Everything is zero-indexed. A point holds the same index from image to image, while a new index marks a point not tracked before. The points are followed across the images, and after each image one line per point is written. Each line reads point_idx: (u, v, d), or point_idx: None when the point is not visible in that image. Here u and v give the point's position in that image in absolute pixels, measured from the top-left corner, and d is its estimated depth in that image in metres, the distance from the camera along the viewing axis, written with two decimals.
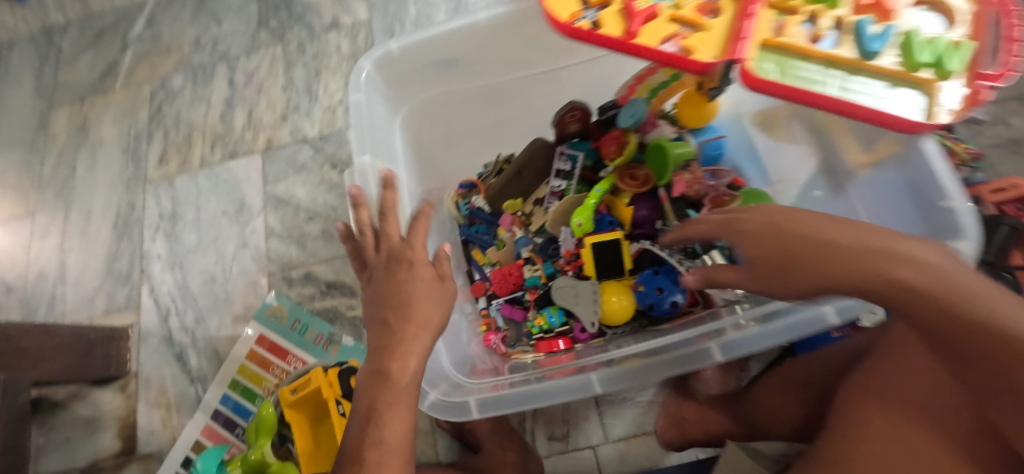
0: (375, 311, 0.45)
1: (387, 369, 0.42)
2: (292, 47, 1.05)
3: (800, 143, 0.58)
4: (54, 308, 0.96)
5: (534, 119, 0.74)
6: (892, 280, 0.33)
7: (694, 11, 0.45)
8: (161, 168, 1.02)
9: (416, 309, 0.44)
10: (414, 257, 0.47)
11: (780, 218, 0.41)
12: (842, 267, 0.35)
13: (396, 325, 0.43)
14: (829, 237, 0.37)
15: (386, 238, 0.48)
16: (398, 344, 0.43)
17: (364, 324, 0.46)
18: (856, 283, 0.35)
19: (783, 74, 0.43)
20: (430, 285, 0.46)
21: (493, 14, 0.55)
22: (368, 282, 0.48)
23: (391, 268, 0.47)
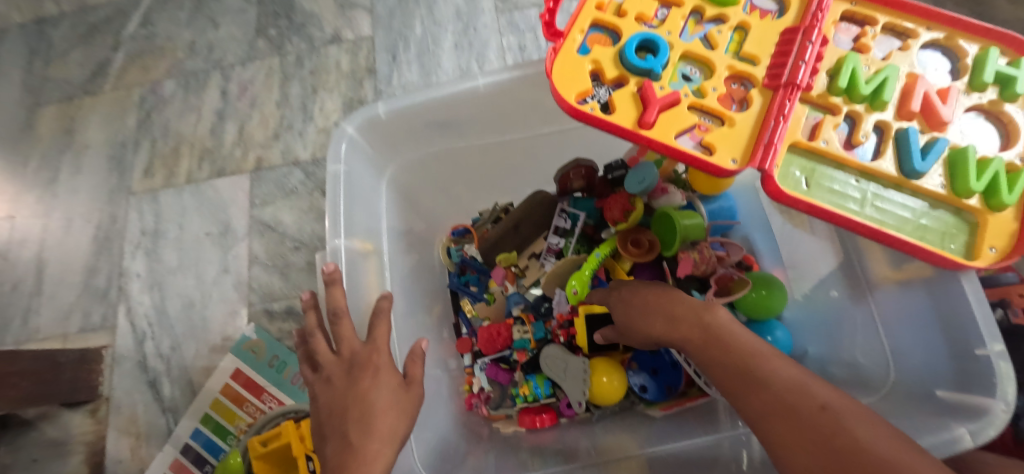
0: (334, 424, 0.37)
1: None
2: (289, 59, 1.00)
3: (819, 236, 0.52)
4: (28, 322, 0.93)
5: (534, 170, 0.69)
6: (739, 369, 0.39)
7: (719, 100, 0.40)
8: (146, 180, 0.98)
9: (382, 424, 0.36)
10: (382, 361, 0.38)
11: (672, 301, 0.47)
12: (705, 353, 0.42)
13: (358, 441, 0.35)
14: (704, 328, 0.43)
15: (346, 342, 0.39)
16: (357, 465, 0.34)
17: (321, 440, 0.37)
18: (713, 369, 0.41)
19: (811, 186, 0.38)
20: (397, 394, 0.37)
21: (494, 80, 0.50)
22: (322, 387, 0.39)
23: (354, 375, 0.38)
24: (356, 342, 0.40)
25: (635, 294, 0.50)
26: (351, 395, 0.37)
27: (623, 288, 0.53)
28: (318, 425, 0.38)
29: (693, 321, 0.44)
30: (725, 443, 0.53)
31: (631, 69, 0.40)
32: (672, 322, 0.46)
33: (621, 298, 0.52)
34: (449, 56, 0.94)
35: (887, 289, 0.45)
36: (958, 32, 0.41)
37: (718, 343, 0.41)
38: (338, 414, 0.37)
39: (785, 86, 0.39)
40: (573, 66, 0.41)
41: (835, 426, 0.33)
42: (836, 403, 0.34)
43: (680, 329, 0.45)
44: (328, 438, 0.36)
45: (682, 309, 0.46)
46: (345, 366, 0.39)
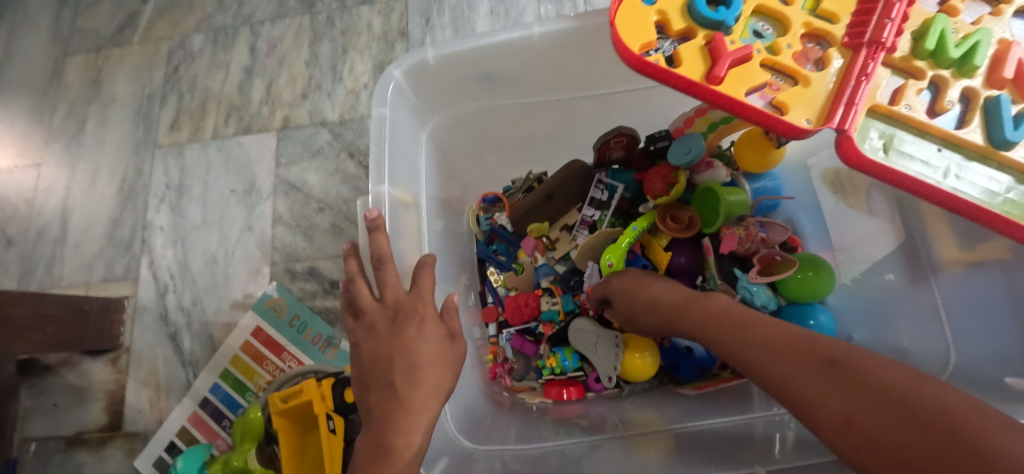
0: (377, 373, 0.36)
1: (388, 446, 0.33)
2: (320, 18, 0.98)
3: (877, 216, 0.49)
4: (52, 270, 0.93)
5: (571, 139, 0.67)
6: (757, 340, 0.40)
7: (793, 58, 0.38)
8: (172, 134, 0.97)
9: (429, 376, 0.35)
10: (427, 312, 0.37)
11: (685, 296, 0.50)
12: (720, 332, 0.43)
13: (403, 391, 0.35)
14: (719, 314, 0.45)
15: (390, 289, 0.38)
16: (402, 415, 0.34)
17: (365, 387, 0.36)
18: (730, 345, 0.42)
19: (888, 151, 0.35)
20: (442, 347, 0.37)
21: (550, 29, 0.49)
22: (365, 335, 0.38)
23: (397, 324, 0.37)
24: (400, 290, 0.39)
25: (641, 283, 0.53)
26: (395, 346, 0.36)
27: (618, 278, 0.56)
28: (360, 373, 0.37)
29: (708, 310, 0.46)
30: (758, 423, 0.52)
31: (702, 21, 0.38)
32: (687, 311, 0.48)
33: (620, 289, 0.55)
34: (484, 21, 0.91)
35: (952, 273, 0.43)
36: None
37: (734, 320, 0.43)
38: (381, 364, 0.36)
39: (869, 45, 0.37)
40: (637, 15, 0.39)
41: (860, 370, 0.33)
42: (854, 353, 0.34)
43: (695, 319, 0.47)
44: (373, 388, 0.36)
45: (695, 301, 0.48)
46: (388, 315, 0.38)
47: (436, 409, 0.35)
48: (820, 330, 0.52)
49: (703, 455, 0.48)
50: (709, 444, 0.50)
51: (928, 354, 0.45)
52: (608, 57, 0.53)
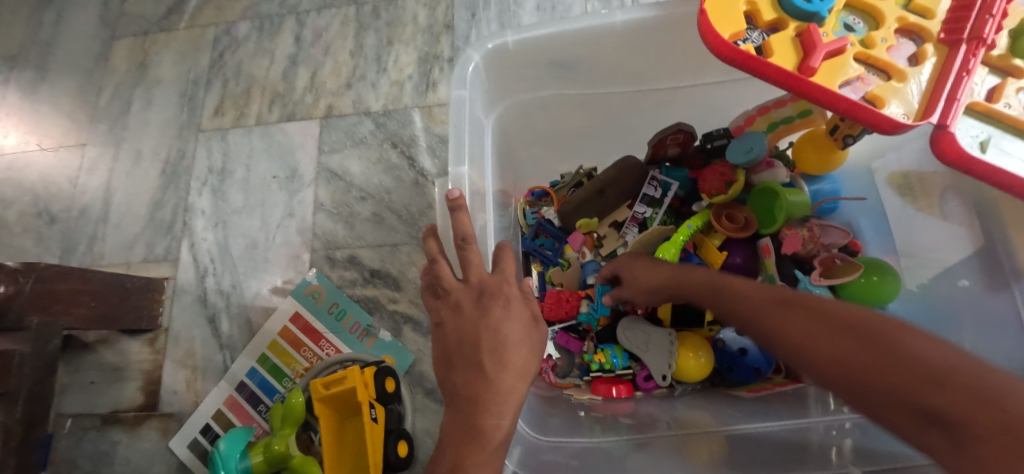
0: (464, 353, 0.36)
1: (478, 426, 0.33)
2: (366, 9, 0.99)
3: (952, 220, 0.48)
4: (93, 248, 0.94)
5: (624, 134, 0.67)
6: (758, 311, 0.39)
7: (888, 52, 0.36)
8: (216, 119, 0.98)
9: (516, 356, 0.35)
10: (512, 294, 0.38)
11: (692, 276, 0.50)
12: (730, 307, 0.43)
13: (492, 371, 0.34)
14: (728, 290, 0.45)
15: (474, 269, 0.38)
16: (492, 395, 0.34)
17: (450, 365, 0.37)
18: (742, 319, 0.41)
19: (987, 148, 0.34)
20: (527, 329, 0.37)
21: (631, 18, 0.49)
22: (449, 313, 0.38)
23: (482, 304, 0.37)
24: (483, 271, 0.39)
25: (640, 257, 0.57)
26: (483, 325, 0.36)
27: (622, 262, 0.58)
28: (445, 352, 0.37)
29: (715, 289, 0.46)
30: (814, 430, 0.50)
31: (793, 12, 0.37)
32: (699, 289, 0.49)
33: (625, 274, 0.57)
34: (531, 15, 0.91)
35: None
36: None
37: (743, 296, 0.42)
38: (467, 344, 0.37)
39: (969, 41, 0.35)
40: (726, 5, 0.38)
41: (872, 327, 0.32)
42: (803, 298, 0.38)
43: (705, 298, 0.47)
44: (460, 367, 0.36)
45: (702, 280, 0.48)
46: (471, 294, 0.38)
47: (522, 391, 0.36)
48: None
49: (761, 458, 0.47)
50: (767, 448, 0.49)
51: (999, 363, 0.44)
52: (680, 48, 0.52)
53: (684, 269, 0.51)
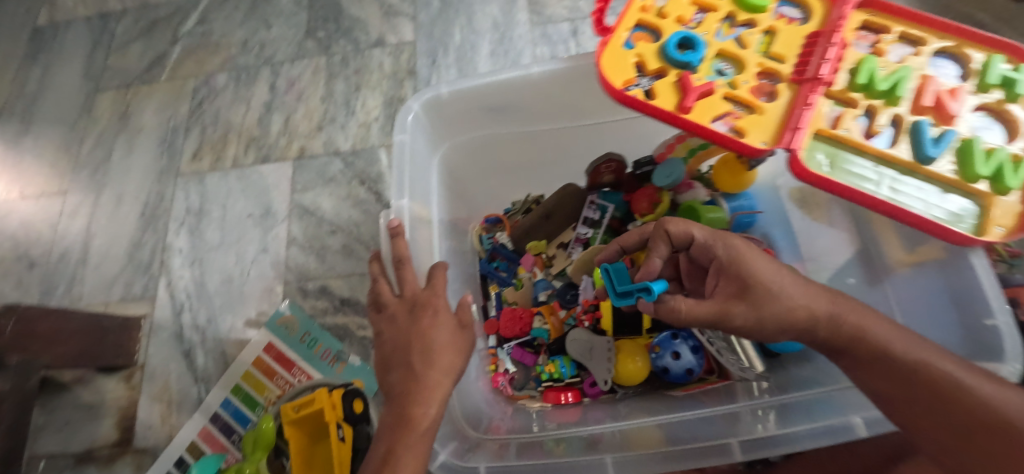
0: (399, 357, 0.41)
1: (408, 416, 0.38)
2: (336, 59, 1.07)
3: (837, 226, 0.55)
4: (72, 290, 0.97)
5: (564, 165, 0.74)
6: (952, 419, 0.37)
7: (750, 91, 0.44)
8: (194, 163, 1.04)
9: (442, 358, 0.40)
10: (440, 305, 0.43)
11: (863, 336, 0.40)
12: (905, 386, 0.38)
13: (420, 370, 0.40)
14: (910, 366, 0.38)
15: (408, 285, 0.44)
16: (420, 389, 0.39)
17: (387, 369, 0.42)
18: (918, 406, 0.38)
19: (834, 167, 0.42)
20: (453, 334, 0.42)
21: (547, 68, 0.56)
22: (387, 324, 0.44)
23: (414, 314, 0.43)
24: (417, 286, 0.45)
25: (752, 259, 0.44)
26: (414, 331, 0.41)
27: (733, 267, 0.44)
28: (384, 358, 0.43)
29: (886, 358, 0.39)
30: (742, 414, 0.55)
31: (673, 62, 0.45)
32: (853, 345, 0.41)
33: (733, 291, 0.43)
34: (485, 61, 1.00)
35: (901, 273, 0.48)
36: (966, 42, 0.44)
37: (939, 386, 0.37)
38: (402, 349, 0.42)
39: (810, 80, 0.43)
40: (619, 59, 0.46)
41: None
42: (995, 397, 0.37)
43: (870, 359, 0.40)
44: (395, 369, 0.41)
45: (875, 339, 0.40)
46: (407, 307, 0.44)
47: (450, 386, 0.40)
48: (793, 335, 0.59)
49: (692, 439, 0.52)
50: (697, 431, 0.54)
51: None
52: (595, 91, 0.61)
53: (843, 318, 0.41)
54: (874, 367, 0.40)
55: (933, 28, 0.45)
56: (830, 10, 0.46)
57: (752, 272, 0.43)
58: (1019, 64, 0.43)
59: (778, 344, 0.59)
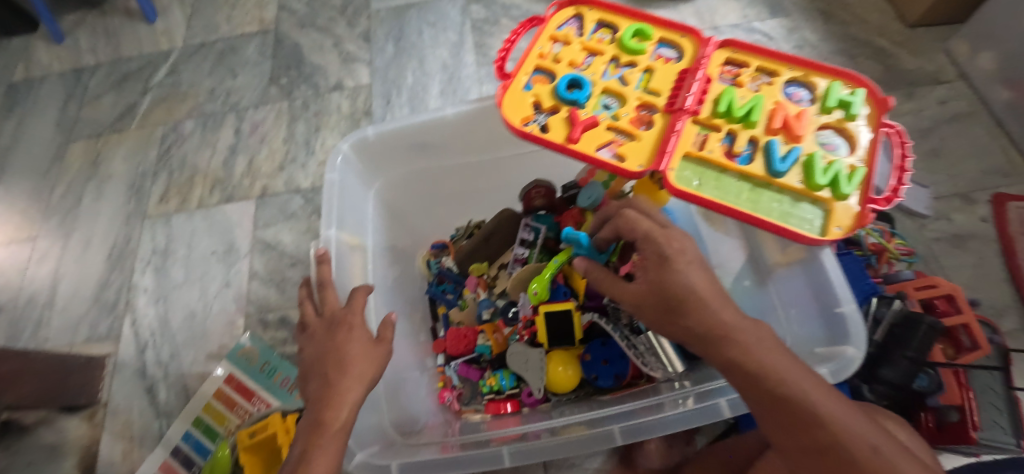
0: (316, 368, 0.46)
1: (320, 419, 0.42)
2: (297, 103, 1.15)
3: (731, 234, 0.62)
4: (38, 333, 0.99)
5: (492, 195, 0.85)
6: (804, 437, 0.37)
7: (630, 122, 0.51)
8: (161, 205, 1.09)
9: (355, 367, 0.46)
10: (354, 321, 0.49)
11: (738, 364, 0.40)
12: (766, 413, 0.39)
13: (334, 379, 0.45)
14: (771, 396, 0.38)
15: (328, 306, 0.51)
16: (332, 396, 0.44)
17: (305, 384, 0.47)
18: (777, 433, 0.39)
19: (701, 184, 0.48)
20: (366, 346, 0.47)
21: (456, 112, 0.70)
22: (308, 340, 0.50)
23: (332, 330, 0.49)
24: (335, 306, 0.51)
25: (671, 256, 0.44)
26: (328, 347, 0.47)
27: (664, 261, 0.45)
28: (303, 376, 0.48)
29: (766, 372, 0.39)
30: (665, 402, 0.59)
31: (563, 100, 0.52)
32: (729, 370, 0.41)
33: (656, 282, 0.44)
34: (436, 99, 1.10)
35: (779, 272, 0.56)
36: (813, 72, 0.51)
37: (796, 418, 0.37)
38: (320, 361, 0.47)
39: (677, 111, 0.50)
40: (518, 99, 0.53)
41: None
42: (851, 430, 0.37)
43: (741, 386, 0.40)
44: (313, 378, 0.46)
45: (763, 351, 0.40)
46: (325, 325, 0.50)
47: (363, 392, 0.45)
48: None
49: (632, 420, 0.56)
50: (616, 416, 0.58)
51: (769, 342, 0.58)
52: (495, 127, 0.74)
53: (722, 344, 0.41)
54: (752, 378, 0.39)
55: (786, 62, 0.52)
56: (698, 50, 0.53)
57: (669, 266, 0.44)
58: (857, 87, 0.50)
59: None
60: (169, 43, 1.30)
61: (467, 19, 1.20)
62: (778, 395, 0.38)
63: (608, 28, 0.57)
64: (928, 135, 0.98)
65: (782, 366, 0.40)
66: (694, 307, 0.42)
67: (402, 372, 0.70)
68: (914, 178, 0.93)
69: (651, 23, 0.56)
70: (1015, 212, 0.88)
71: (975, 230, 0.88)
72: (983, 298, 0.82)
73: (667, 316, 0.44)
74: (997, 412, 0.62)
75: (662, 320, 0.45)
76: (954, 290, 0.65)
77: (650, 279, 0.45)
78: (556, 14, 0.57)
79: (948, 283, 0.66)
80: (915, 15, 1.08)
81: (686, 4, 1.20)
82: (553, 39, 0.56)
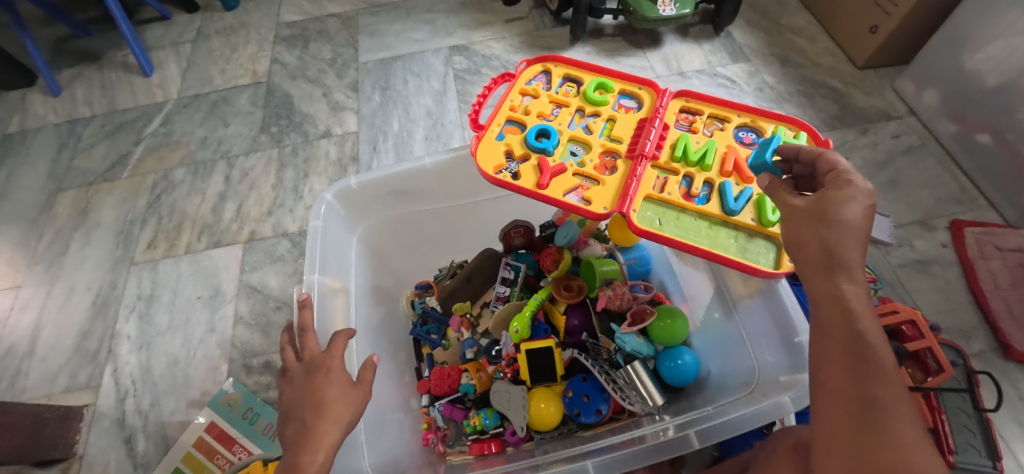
0: (294, 411, 0.47)
1: (297, 462, 0.42)
2: (287, 149, 1.19)
3: (699, 269, 0.75)
4: (15, 383, 0.97)
5: (470, 238, 0.89)
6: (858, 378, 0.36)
7: (595, 168, 0.56)
8: (148, 251, 1.10)
9: (332, 409, 0.46)
10: (332, 363, 0.50)
11: (842, 299, 0.38)
12: (836, 342, 0.38)
13: (312, 422, 0.45)
14: (857, 342, 0.37)
15: (308, 350, 0.52)
16: (309, 440, 0.44)
17: (282, 429, 0.47)
18: (833, 365, 0.38)
19: (663, 225, 0.52)
20: (344, 388, 0.48)
21: (436, 160, 0.75)
22: (287, 385, 0.50)
23: (311, 374, 0.50)
24: (316, 350, 0.52)
25: (846, 190, 0.41)
26: (307, 390, 0.48)
27: (854, 189, 0.41)
28: (280, 419, 0.48)
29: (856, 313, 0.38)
30: (648, 435, 0.59)
31: (533, 149, 0.57)
32: (821, 294, 0.40)
33: (827, 195, 0.41)
34: (420, 144, 1.15)
35: (744, 303, 0.66)
36: (761, 118, 0.58)
37: (869, 368, 0.36)
38: (297, 405, 0.48)
39: (638, 155, 0.55)
40: (492, 148, 0.58)
41: None
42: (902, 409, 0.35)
43: (830, 319, 0.38)
44: (290, 423, 0.46)
45: (852, 302, 0.38)
46: (305, 369, 0.51)
47: (340, 435, 0.46)
48: (686, 367, 0.66)
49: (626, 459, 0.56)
50: (601, 448, 0.59)
51: (732, 370, 0.65)
52: (469, 169, 0.78)
53: (836, 275, 0.39)
54: (839, 312, 0.38)
55: (735, 109, 0.59)
56: (655, 100, 0.61)
57: (837, 191, 0.41)
58: (799, 132, 0.56)
59: (673, 375, 0.66)
60: (164, 95, 1.34)
61: (450, 69, 1.28)
62: (865, 343, 0.37)
63: (573, 81, 0.64)
64: (885, 167, 1.05)
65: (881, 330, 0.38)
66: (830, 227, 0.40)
67: (384, 416, 0.70)
68: (876, 208, 0.99)
69: (611, 78, 0.64)
70: (971, 237, 0.93)
71: (936, 256, 0.93)
72: (948, 320, 0.86)
73: (799, 227, 0.42)
74: (971, 434, 0.63)
75: (795, 227, 0.43)
76: (913, 316, 0.67)
77: (823, 194, 0.42)
78: (526, 70, 0.65)
79: (908, 309, 0.68)
80: (863, 58, 1.19)
81: (655, 53, 1.28)
82: (523, 92, 0.63)
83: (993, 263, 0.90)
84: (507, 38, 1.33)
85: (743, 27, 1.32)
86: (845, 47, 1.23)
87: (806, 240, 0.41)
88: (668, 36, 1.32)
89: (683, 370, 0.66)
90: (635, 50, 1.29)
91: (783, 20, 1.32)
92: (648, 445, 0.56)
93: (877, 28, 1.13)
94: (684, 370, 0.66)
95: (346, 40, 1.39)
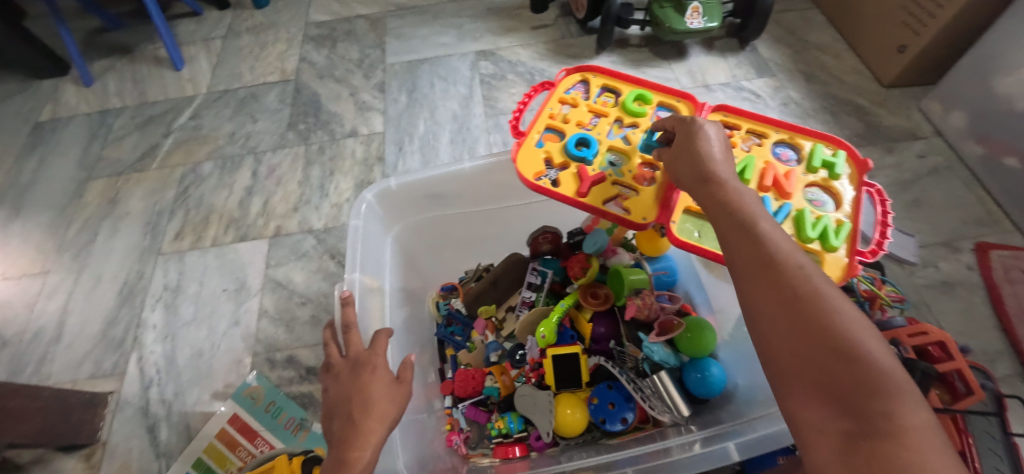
0: (340, 407, 0.48)
1: (345, 458, 0.43)
2: (314, 147, 1.21)
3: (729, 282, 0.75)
4: (41, 368, 0.98)
5: (497, 243, 0.91)
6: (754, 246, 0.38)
7: (633, 178, 0.57)
8: (175, 243, 1.12)
9: (378, 407, 0.47)
10: (378, 362, 0.51)
11: (720, 199, 0.43)
12: (727, 231, 0.41)
13: (359, 419, 0.46)
14: (740, 222, 0.40)
15: (353, 346, 0.53)
16: (358, 436, 0.45)
17: (328, 425, 0.48)
18: (733, 248, 0.40)
19: (701, 236, 0.52)
20: (388, 387, 0.49)
21: (476, 164, 0.76)
22: (332, 381, 0.51)
23: (356, 372, 0.51)
24: (360, 348, 0.53)
25: (693, 128, 0.49)
26: (354, 387, 0.49)
27: (699, 122, 0.50)
28: (326, 415, 0.49)
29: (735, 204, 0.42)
30: (674, 448, 0.59)
31: (573, 157, 0.58)
32: (708, 203, 0.44)
33: (683, 136, 0.49)
34: (446, 148, 1.16)
35: None
36: (800, 135, 0.59)
37: (756, 236, 0.39)
38: (342, 401, 0.49)
39: None
40: (532, 155, 0.59)
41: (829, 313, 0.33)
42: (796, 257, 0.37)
43: (719, 218, 0.42)
44: (336, 418, 0.47)
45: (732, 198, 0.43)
46: (349, 366, 0.52)
47: (385, 433, 0.47)
48: (713, 379, 0.67)
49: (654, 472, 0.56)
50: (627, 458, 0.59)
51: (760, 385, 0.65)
52: (501, 174, 0.79)
53: (712, 186, 0.44)
54: (723, 206, 0.42)
55: (773, 126, 0.60)
56: (694, 114, 0.62)
57: (689, 131, 0.49)
58: (837, 150, 0.57)
59: (700, 388, 0.67)
60: (194, 89, 1.37)
61: (476, 74, 1.29)
62: (747, 222, 0.40)
63: (611, 92, 0.65)
64: (909, 187, 1.05)
65: (762, 211, 0.42)
66: (693, 156, 0.47)
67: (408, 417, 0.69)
68: (900, 227, 1.00)
69: (650, 89, 0.64)
70: (997, 260, 0.94)
71: (961, 277, 0.93)
72: (973, 343, 0.86)
73: (674, 165, 0.49)
74: (998, 458, 0.63)
75: (674, 168, 0.49)
76: (945, 338, 0.68)
77: (681, 140, 0.50)
78: (565, 79, 0.66)
79: (938, 331, 0.68)
80: (889, 77, 1.19)
81: (680, 65, 1.29)
82: (562, 101, 0.64)
83: (1019, 287, 0.90)
84: (533, 44, 1.34)
85: (769, 41, 1.32)
86: (871, 65, 1.23)
87: (682, 175, 0.47)
88: (694, 48, 1.32)
89: (709, 383, 0.66)
90: (661, 61, 1.30)
91: (809, 36, 1.32)
92: (676, 460, 0.57)
93: (905, 48, 1.13)
94: (711, 382, 0.67)
95: (373, 42, 1.41)
